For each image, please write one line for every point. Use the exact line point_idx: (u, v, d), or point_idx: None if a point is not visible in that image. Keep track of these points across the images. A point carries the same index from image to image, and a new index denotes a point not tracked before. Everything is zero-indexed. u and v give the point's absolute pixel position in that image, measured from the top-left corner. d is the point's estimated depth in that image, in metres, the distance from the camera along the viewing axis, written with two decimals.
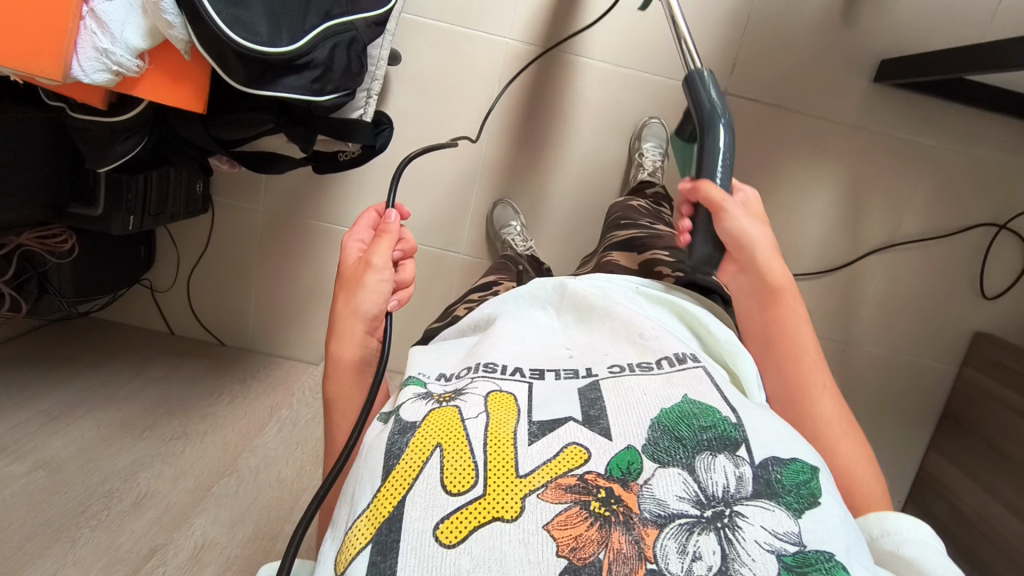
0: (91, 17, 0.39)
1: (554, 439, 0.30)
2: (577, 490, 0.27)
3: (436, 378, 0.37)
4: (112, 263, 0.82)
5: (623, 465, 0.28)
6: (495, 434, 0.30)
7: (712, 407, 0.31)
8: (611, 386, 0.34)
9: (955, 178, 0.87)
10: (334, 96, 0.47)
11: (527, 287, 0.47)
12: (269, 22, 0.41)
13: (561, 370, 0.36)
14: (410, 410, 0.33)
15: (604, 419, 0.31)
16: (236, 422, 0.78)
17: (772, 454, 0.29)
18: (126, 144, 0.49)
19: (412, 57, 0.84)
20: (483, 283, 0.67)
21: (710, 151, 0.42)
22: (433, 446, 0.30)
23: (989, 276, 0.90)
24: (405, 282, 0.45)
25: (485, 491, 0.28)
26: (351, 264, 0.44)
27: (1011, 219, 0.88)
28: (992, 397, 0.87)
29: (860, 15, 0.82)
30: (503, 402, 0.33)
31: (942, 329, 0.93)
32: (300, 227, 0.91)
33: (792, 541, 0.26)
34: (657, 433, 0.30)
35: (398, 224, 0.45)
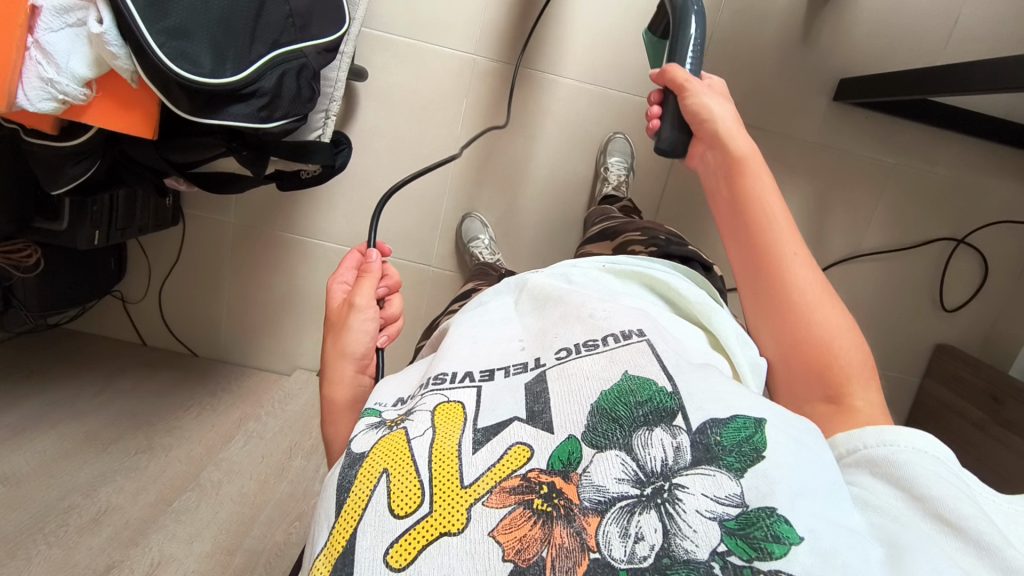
0: (36, 48, 0.40)
1: (498, 443, 0.30)
2: (520, 490, 0.27)
3: (392, 405, 0.36)
4: (80, 276, 0.82)
5: (564, 456, 0.28)
6: (440, 448, 0.30)
7: (649, 380, 0.31)
8: (557, 374, 0.33)
9: (915, 193, 0.88)
10: (283, 122, 0.48)
11: (489, 292, 0.45)
12: (213, 53, 0.42)
13: (511, 365, 0.35)
14: (360, 441, 0.32)
15: (547, 413, 0.30)
16: (203, 434, 0.79)
17: (710, 417, 0.28)
18: (79, 167, 0.49)
19: (380, 71, 0.85)
20: (461, 294, 0.68)
21: (682, 30, 0.52)
22: (380, 472, 0.30)
23: (950, 289, 0.92)
24: (393, 316, 0.46)
25: (432, 508, 0.27)
26: (336, 306, 0.44)
27: (970, 234, 0.89)
28: (951, 408, 0.88)
29: (819, 36, 0.84)
30: (450, 413, 0.32)
31: (904, 340, 0.95)
32: (271, 240, 0.91)
33: (733, 503, 0.26)
34: (595, 419, 0.29)
35: (379, 262, 0.46)
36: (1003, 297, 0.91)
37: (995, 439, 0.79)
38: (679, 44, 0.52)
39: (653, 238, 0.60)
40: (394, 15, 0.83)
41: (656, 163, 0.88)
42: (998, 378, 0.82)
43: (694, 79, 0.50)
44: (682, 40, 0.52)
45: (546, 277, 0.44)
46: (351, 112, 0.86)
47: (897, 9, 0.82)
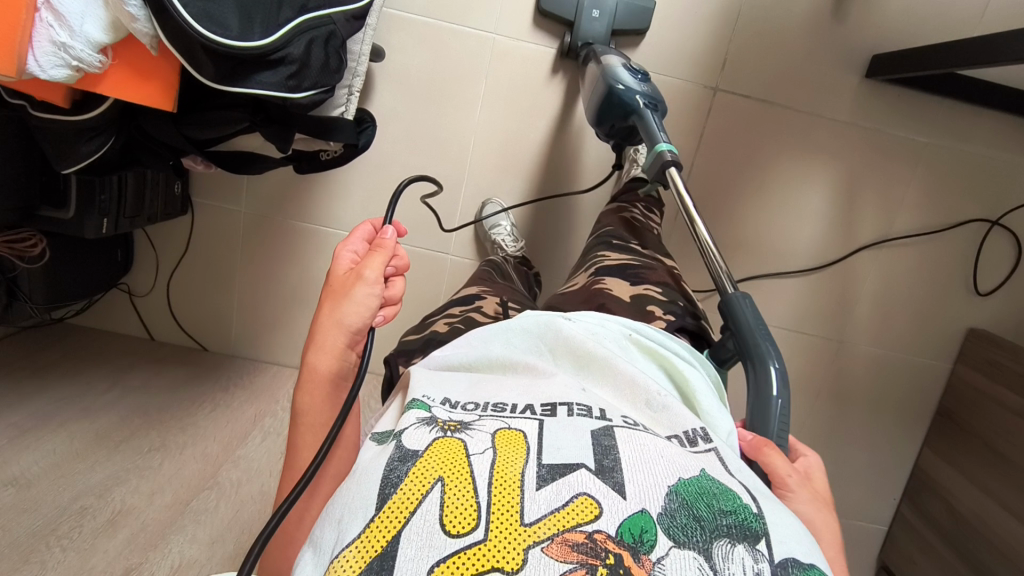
0: (46, 8, 0.37)
1: (564, 486, 0.28)
2: (584, 550, 0.25)
3: (441, 403, 0.34)
4: (87, 268, 0.79)
5: (635, 530, 0.26)
6: (501, 474, 0.29)
7: (733, 492, 0.29)
8: (625, 436, 0.32)
9: (947, 174, 0.86)
10: (311, 93, 0.45)
11: (517, 321, 0.43)
12: (240, 16, 0.39)
13: (574, 405, 0.34)
14: (411, 437, 0.31)
15: (618, 473, 0.29)
16: (218, 431, 0.76)
17: (792, 555, 0.27)
18: (92, 144, 0.46)
19: (398, 53, 0.82)
20: (463, 296, 0.64)
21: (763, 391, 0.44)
22: (434, 479, 0.28)
23: (982, 273, 0.90)
24: (394, 299, 0.43)
25: (487, 536, 0.26)
26: (342, 273, 0.42)
27: (1004, 215, 0.87)
28: (986, 395, 0.86)
29: (850, 10, 0.81)
30: (512, 440, 0.31)
31: (934, 328, 0.93)
32: (283, 228, 0.88)
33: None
34: (675, 505, 0.27)
35: (393, 240, 0.43)
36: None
37: None
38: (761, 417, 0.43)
39: (671, 300, 0.56)
40: None
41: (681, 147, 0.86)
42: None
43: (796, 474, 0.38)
44: (764, 401, 0.44)
45: (579, 329, 0.43)
46: (367, 96, 0.83)
47: None
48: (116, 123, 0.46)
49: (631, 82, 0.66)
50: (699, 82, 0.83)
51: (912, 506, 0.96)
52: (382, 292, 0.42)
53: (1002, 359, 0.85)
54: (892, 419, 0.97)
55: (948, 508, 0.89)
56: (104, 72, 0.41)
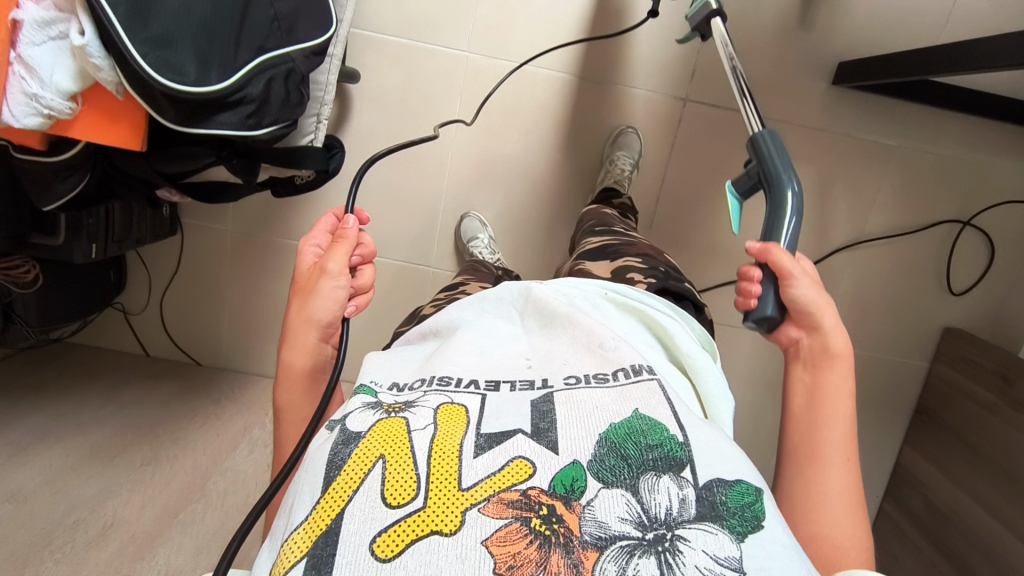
0: (21, 63, 0.40)
1: (500, 452, 0.30)
2: (518, 505, 0.27)
3: (388, 387, 0.37)
4: (80, 290, 0.82)
5: (567, 481, 0.28)
6: (440, 444, 0.31)
7: (660, 424, 0.31)
8: (564, 398, 0.34)
9: (917, 176, 0.87)
10: (273, 129, 0.48)
11: (493, 292, 0.47)
12: (198, 62, 0.41)
13: (517, 381, 0.36)
14: (357, 420, 0.33)
15: (553, 432, 0.31)
16: (207, 443, 0.79)
17: (717, 476, 0.29)
18: (68, 182, 0.49)
19: (374, 73, 0.84)
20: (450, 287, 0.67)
21: (776, 213, 0.44)
22: (376, 457, 0.30)
23: (956, 273, 0.91)
24: (362, 287, 0.46)
25: (425, 504, 0.28)
26: (308, 271, 0.45)
27: (975, 215, 0.88)
28: (961, 392, 0.88)
29: (815, 18, 0.82)
30: (454, 414, 0.33)
31: (910, 325, 0.94)
32: (270, 245, 0.91)
33: (732, 567, 0.26)
34: (603, 451, 0.30)
35: (355, 230, 0.45)
36: (1011, 278, 0.90)
37: (1005, 422, 0.79)
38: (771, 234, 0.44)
39: (652, 267, 0.57)
40: (385, 15, 0.82)
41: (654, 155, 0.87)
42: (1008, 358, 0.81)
43: (798, 266, 0.43)
44: (774, 226, 0.44)
45: (550, 290, 0.45)
46: (344, 115, 0.86)
47: None
48: (96, 161, 0.49)
49: None
50: (669, 92, 0.85)
51: (894, 502, 0.97)
52: (348, 282, 0.44)
53: (976, 357, 0.86)
54: (872, 417, 0.98)
55: (927, 503, 0.90)
56: (78, 117, 0.43)
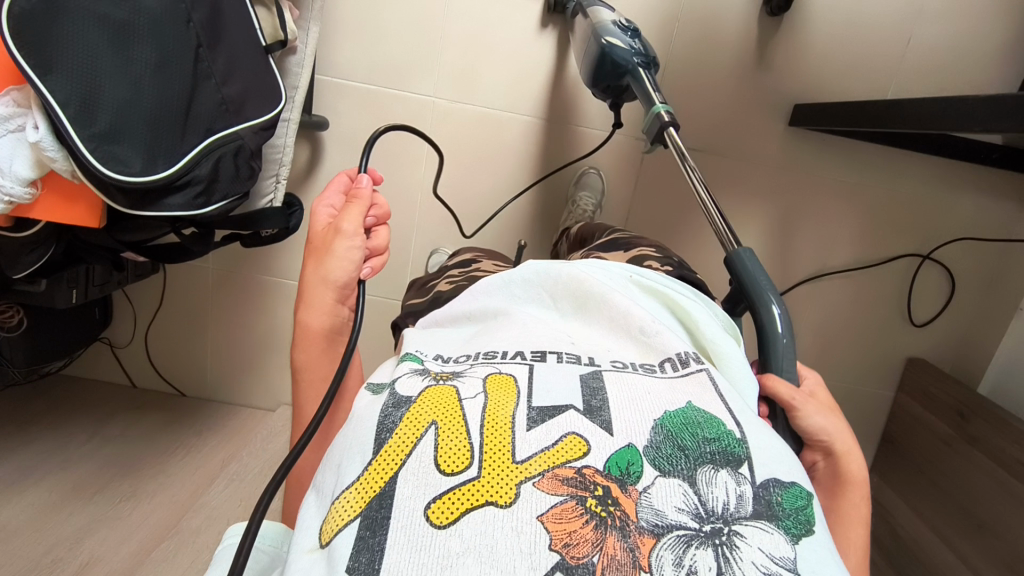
0: None
1: (554, 426, 0.29)
2: (574, 483, 0.27)
3: (432, 357, 0.37)
4: (64, 330, 0.86)
5: (622, 464, 0.28)
6: (493, 416, 0.30)
7: (716, 419, 0.30)
8: (615, 379, 0.33)
9: (877, 212, 0.89)
10: (222, 203, 0.51)
11: (518, 271, 0.42)
12: (144, 155, 0.44)
13: (563, 354, 0.35)
14: (406, 384, 0.32)
15: (605, 412, 0.30)
16: (186, 477, 0.83)
17: (773, 476, 0.28)
18: (34, 255, 0.52)
19: (344, 118, 0.87)
20: (459, 262, 0.67)
21: (768, 334, 0.42)
22: (428, 423, 0.29)
23: (918, 305, 0.92)
24: (377, 248, 0.49)
25: (481, 473, 0.27)
26: (322, 229, 0.48)
27: (935, 250, 0.89)
28: (923, 423, 0.89)
29: (772, 61, 0.84)
30: (503, 383, 0.32)
31: (875, 355, 0.95)
32: (249, 282, 0.95)
33: (787, 567, 0.25)
34: (659, 438, 0.29)
35: (369, 190, 0.48)
36: (973, 311, 0.92)
37: (962, 457, 0.80)
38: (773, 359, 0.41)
39: (666, 256, 0.57)
40: (353, 62, 0.85)
41: (617, 194, 0.89)
42: (965, 396, 0.83)
43: (802, 394, 0.40)
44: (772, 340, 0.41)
45: (583, 267, 0.41)
46: (316, 157, 0.89)
47: (850, 32, 0.82)
48: (61, 234, 0.53)
49: (622, 38, 0.63)
50: (631, 132, 0.87)
51: None
52: (363, 243, 0.47)
53: (938, 391, 0.88)
54: None
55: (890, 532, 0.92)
56: (37, 201, 0.47)
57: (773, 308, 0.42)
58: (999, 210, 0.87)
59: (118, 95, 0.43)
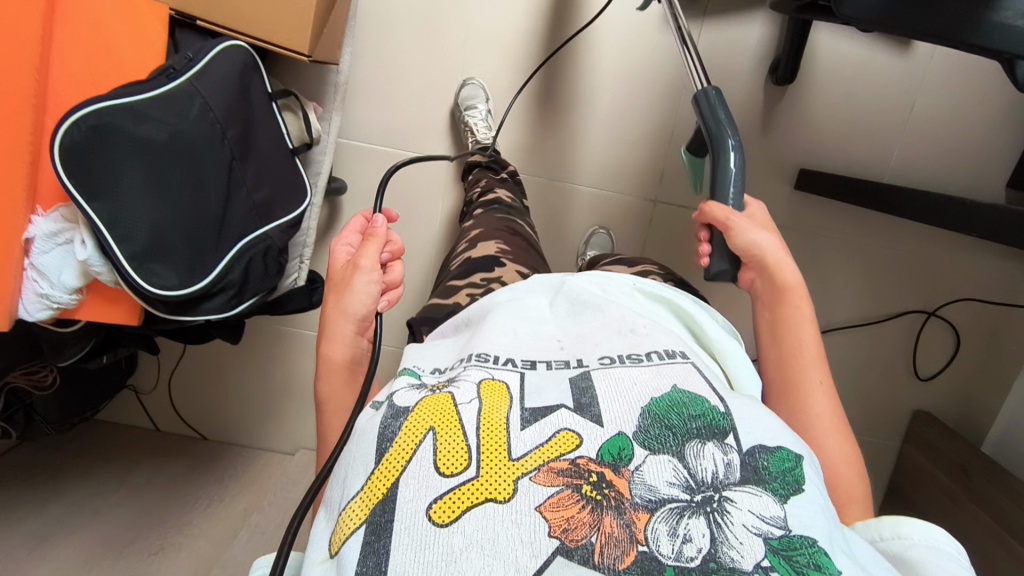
0: (33, 269, 0.47)
1: (547, 424, 0.29)
2: (568, 473, 0.27)
3: (430, 370, 0.37)
4: (93, 383, 0.89)
5: (613, 450, 0.28)
6: (488, 418, 0.29)
7: (701, 397, 0.30)
8: (602, 375, 0.32)
9: (882, 270, 0.90)
10: (253, 300, 0.55)
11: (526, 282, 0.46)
12: (180, 272, 0.48)
13: (552, 361, 0.35)
14: (403, 396, 0.32)
15: (596, 406, 0.30)
16: (209, 529, 0.86)
17: (759, 442, 0.28)
18: (78, 345, 0.55)
19: (359, 178, 0.90)
20: (483, 261, 0.59)
21: (722, 168, 0.50)
22: (426, 429, 0.29)
23: (923, 360, 0.94)
24: (394, 282, 0.46)
25: (479, 473, 0.27)
26: (340, 266, 0.46)
27: (940, 308, 0.91)
28: (927, 476, 0.90)
29: (778, 125, 0.85)
30: (495, 389, 0.31)
31: (883, 407, 0.97)
32: (268, 332, 0.98)
33: (778, 525, 0.26)
34: (647, 422, 0.29)
35: (383, 228, 0.46)
36: (975, 365, 0.93)
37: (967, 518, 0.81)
38: (721, 192, 0.50)
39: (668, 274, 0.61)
40: (369, 127, 0.88)
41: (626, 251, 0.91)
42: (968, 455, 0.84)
43: (736, 214, 0.48)
44: (724, 178, 0.50)
45: (583, 281, 0.45)
46: (333, 216, 0.92)
47: (854, 96, 0.84)
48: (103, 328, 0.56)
49: None
50: (639, 194, 0.90)
51: None
52: (380, 278, 0.45)
53: (943, 446, 0.89)
54: None
55: None
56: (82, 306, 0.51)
57: (732, 147, 0.50)
58: (1000, 269, 0.89)
59: (150, 216, 0.46)
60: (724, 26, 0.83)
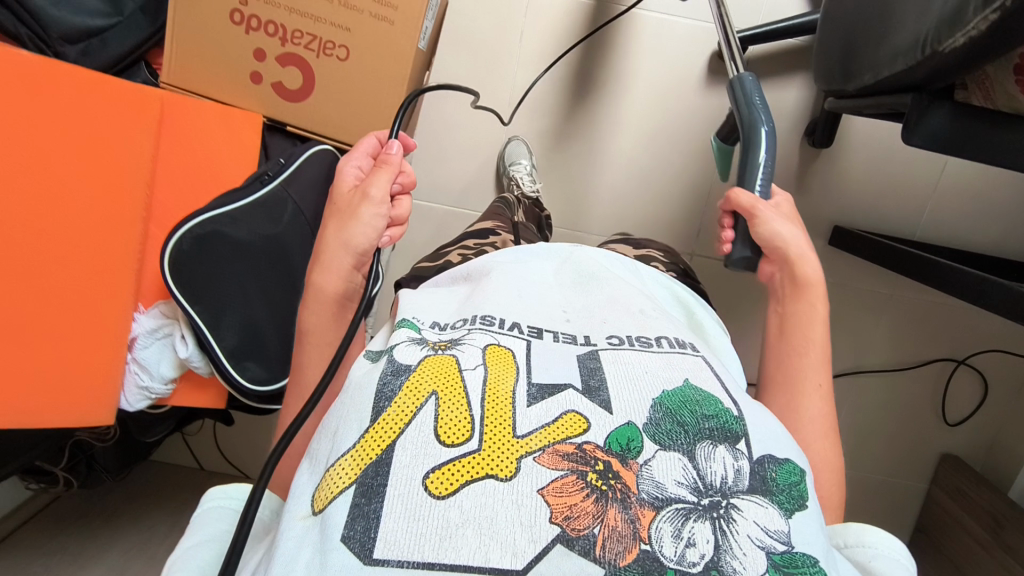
0: (136, 367, 0.78)
1: (556, 407, 0.45)
2: (575, 458, 0.42)
3: (429, 324, 0.56)
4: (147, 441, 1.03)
5: (623, 439, 0.43)
6: (493, 390, 0.46)
7: (716, 401, 0.47)
8: (610, 357, 0.52)
9: (905, 326, 1.17)
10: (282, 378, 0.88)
11: (539, 251, 0.76)
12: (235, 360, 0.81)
13: (560, 335, 0.56)
14: (406, 352, 0.49)
15: (603, 391, 0.47)
16: None
17: (771, 455, 0.45)
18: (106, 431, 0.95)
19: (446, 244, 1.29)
20: (477, 230, 0.99)
21: (752, 152, 0.65)
22: (430, 394, 0.45)
23: (952, 405, 1.20)
24: (399, 214, 0.73)
25: (479, 445, 0.42)
26: (346, 189, 0.71)
27: (967, 355, 1.17)
28: (957, 521, 1.12)
29: (810, 183, 1.16)
30: (499, 355, 0.50)
31: (927, 445, 1.22)
32: None
33: (781, 541, 0.40)
34: (659, 415, 0.45)
35: (395, 159, 0.71)
36: (1003, 412, 1.19)
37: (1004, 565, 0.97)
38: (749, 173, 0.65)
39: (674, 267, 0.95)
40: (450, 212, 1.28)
41: None
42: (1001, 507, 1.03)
43: (761, 203, 0.63)
44: (751, 161, 0.65)
45: (588, 254, 0.75)
46: None
47: (884, 165, 1.15)
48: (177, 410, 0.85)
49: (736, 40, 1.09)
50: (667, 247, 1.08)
51: None
52: (384, 209, 0.68)
53: (971, 490, 1.12)
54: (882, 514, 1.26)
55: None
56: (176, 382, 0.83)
57: (764, 132, 0.64)
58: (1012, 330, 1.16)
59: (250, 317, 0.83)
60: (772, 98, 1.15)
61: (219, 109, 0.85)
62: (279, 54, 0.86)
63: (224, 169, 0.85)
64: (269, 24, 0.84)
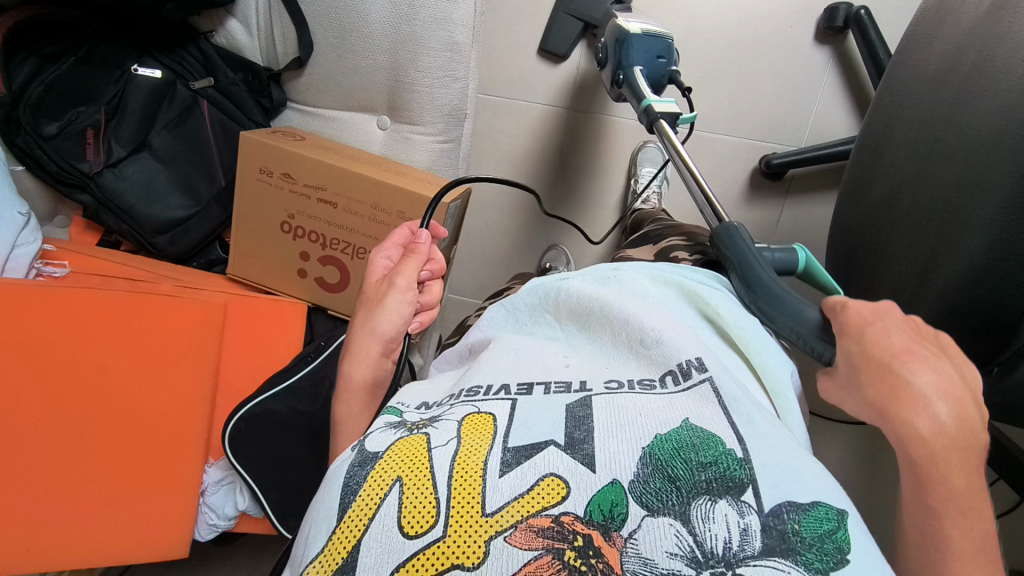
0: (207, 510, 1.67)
1: (529, 475, 0.65)
2: (552, 534, 0.61)
3: (408, 408, 0.84)
4: None
5: (605, 509, 0.62)
6: (462, 468, 0.67)
7: (718, 441, 0.66)
8: (604, 402, 0.72)
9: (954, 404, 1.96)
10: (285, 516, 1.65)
11: (552, 299, 0.97)
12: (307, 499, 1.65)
13: (552, 385, 0.78)
14: (376, 444, 0.74)
15: (585, 449, 0.67)
16: None
17: (790, 504, 0.61)
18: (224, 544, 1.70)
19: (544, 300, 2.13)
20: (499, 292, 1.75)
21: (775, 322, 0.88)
22: (394, 486, 0.68)
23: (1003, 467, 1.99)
24: (428, 300, 1.18)
25: (442, 532, 0.63)
26: (377, 278, 1.13)
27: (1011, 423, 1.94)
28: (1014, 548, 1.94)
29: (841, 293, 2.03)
30: (477, 426, 0.72)
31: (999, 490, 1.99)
32: None
33: None
34: (654, 478, 0.63)
35: (424, 246, 1.12)
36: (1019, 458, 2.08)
37: None
38: (777, 324, 0.87)
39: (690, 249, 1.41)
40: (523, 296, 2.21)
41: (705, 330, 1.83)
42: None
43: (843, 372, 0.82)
44: (789, 330, 0.87)
45: (577, 288, 0.95)
46: None
47: None
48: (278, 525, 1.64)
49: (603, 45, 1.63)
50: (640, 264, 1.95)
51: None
52: (404, 297, 1.07)
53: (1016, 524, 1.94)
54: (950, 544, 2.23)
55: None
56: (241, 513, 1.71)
57: (772, 313, 0.87)
58: None
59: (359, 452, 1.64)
60: (812, 211, 2.10)
61: (276, 304, 1.78)
62: (319, 255, 1.75)
63: (277, 352, 1.76)
64: (313, 233, 1.72)
